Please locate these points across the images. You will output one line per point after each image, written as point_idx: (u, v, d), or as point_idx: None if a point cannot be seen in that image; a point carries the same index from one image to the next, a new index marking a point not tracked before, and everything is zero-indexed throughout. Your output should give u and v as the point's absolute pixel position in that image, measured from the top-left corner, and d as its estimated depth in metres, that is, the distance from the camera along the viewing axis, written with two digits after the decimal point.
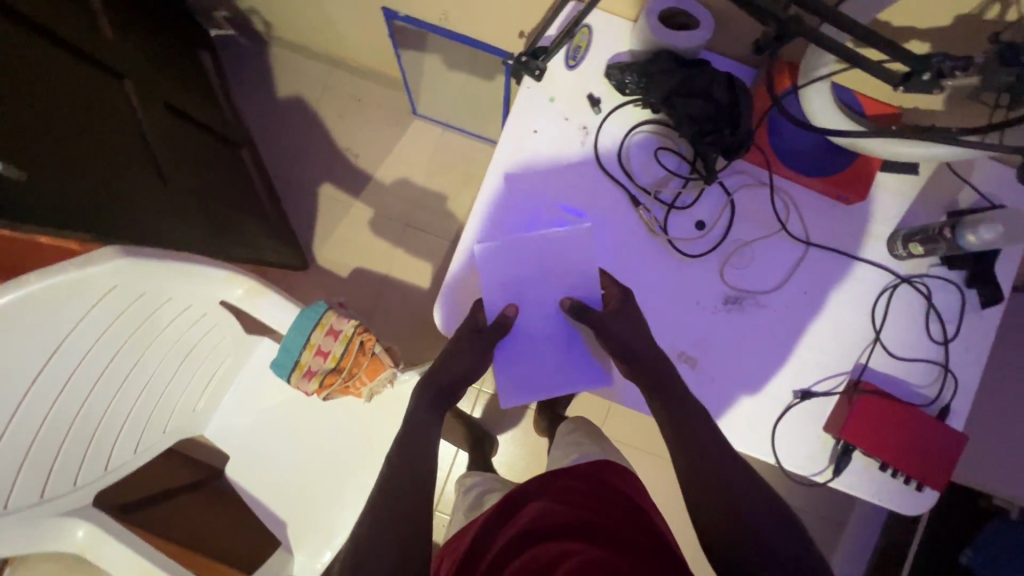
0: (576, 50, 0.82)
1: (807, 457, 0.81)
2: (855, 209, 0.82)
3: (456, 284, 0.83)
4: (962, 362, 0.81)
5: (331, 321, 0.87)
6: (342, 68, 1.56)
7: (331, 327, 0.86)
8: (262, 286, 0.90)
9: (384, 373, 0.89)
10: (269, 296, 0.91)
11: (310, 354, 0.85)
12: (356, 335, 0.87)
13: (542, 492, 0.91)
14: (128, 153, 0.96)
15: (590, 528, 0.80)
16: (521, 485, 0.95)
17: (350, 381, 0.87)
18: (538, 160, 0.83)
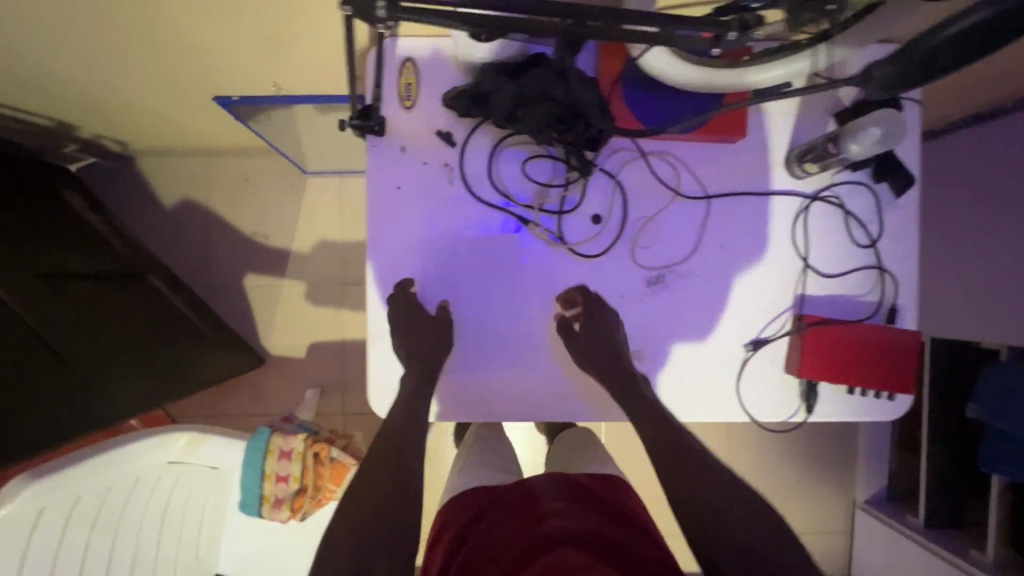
0: (408, 89, 0.76)
1: (779, 403, 0.80)
2: (742, 146, 0.78)
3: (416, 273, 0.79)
4: (895, 257, 0.79)
5: (278, 446, 0.97)
6: (215, 155, 1.47)
7: (280, 450, 0.97)
8: (201, 434, 0.92)
9: (347, 471, 1.01)
10: (211, 440, 0.93)
11: (272, 484, 0.95)
12: (306, 450, 0.99)
13: (552, 494, 0.86)
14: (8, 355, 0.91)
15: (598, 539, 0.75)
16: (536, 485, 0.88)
17: (317, 494, 0.98)
18: (413, 214, 0.78)
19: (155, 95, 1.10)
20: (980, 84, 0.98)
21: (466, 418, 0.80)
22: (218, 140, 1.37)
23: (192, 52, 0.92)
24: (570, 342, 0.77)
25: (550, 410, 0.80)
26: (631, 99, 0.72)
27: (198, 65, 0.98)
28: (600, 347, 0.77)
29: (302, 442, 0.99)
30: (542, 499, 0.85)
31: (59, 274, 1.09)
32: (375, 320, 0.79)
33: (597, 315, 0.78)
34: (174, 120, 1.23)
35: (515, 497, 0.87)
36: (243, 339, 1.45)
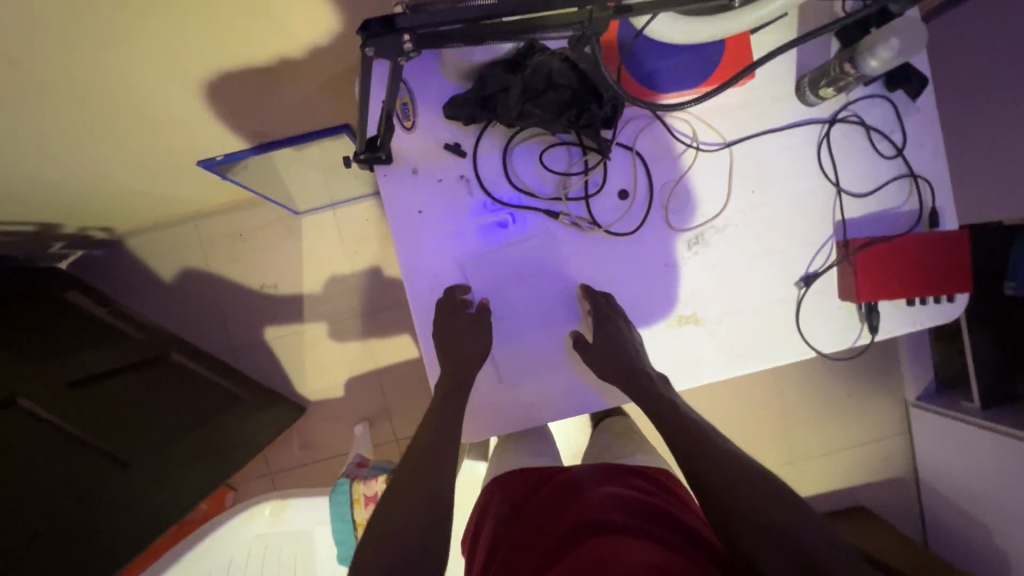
0: (405, 109, 0.73)
1: (842, 331, 0.80)
2: (753, 86, 0.76)
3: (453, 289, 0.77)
4: (924, 160, 0.78)
5: (363, 492, 0.92)
6: (203, 218, 1.43)
7: (365, 496, 0.92)
8: (282, 501, 0.93)
9: None
10: (294, 504, 0.93)
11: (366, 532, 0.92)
12: None
13: (598, 481, 0.72)
14: (71, 474, 0.93)
15: (647, 531, 0.61)
16: (577, 473, 0.76)
17: None
18: (441, 233, 0.76)
19: (135, 175, 1.06)
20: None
21: (541, 421, 0.79)
22: (204, 203, 1.33)
23: (167, 122, 0.88)
24: (588, 358, 0.75)
25: (570, 400, 0.79)
26: (636, 65, 0.70)
27: (174, 135, 0.94)
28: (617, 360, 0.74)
29: (385, 482, 0.94)
30: (585, 487, 0.72)
31: (94, 376, 1.08)
32: (428, 349, 0.78)
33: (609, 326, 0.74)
34: (157, 194, 1.19)
35: (555, 485, 0.74)
36: (275, 393, 1.44)
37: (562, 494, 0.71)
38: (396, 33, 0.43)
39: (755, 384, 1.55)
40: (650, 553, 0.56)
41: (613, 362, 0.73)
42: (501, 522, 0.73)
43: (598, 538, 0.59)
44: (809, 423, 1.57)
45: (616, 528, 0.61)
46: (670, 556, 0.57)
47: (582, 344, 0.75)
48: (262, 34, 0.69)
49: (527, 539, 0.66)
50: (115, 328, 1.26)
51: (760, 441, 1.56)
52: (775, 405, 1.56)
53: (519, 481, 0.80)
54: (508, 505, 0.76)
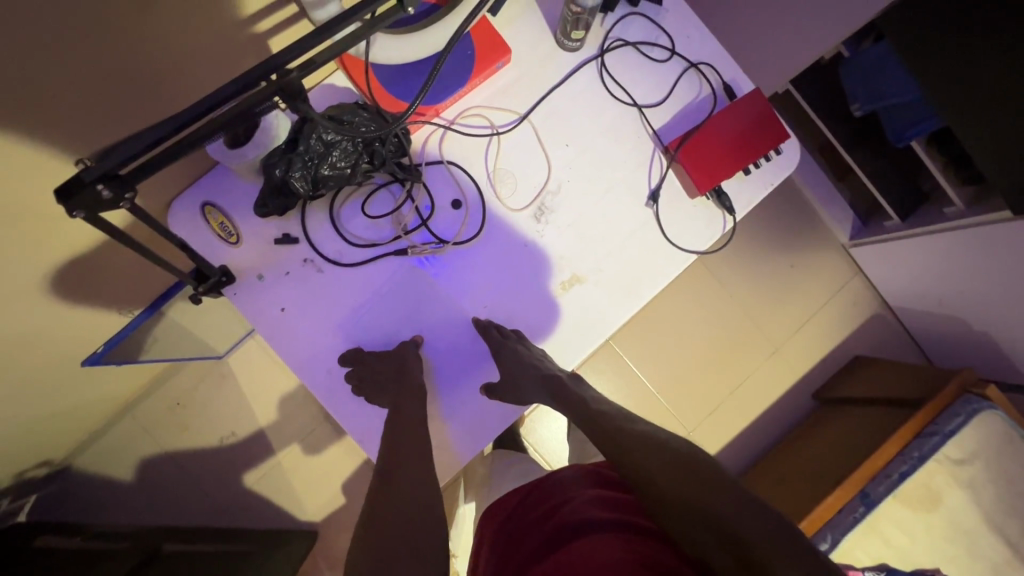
0: (225, 228, 0.75)
1: (706, 224, 0.83)
2: (517, 59, 0.80)
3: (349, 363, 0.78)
4: (696, 48, 0.83)
5: None
6: (132, 405, 1.41)
7: None
8: None
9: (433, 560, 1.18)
10: None
11: None
12: None
13: (572, 480, 0.72)
14: None
15: (617, 520, 0.61)
16: (551, 479, 0.74)
17: None
18: (314, 320, 0.77)
19: (40, 403, 1.05)
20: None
21: (489, 438, 0.80)
22: (124, 391, 1.31)
23: (28, 341, 0.88)
24: (506, 397, 0.76)
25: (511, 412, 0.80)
26: (400, 91, 0.74)
27: (46, 348, 0.93)
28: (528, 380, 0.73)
29: None
30: (555, 492, 0.71)
31: None
32: (353, 426, 0.78)
33: (501, 349, 0.75)
34: (73, 407, 1.17)
35: (532, 498, 0.73)
36: (284, 532, 1.40)
37: (544, 503, 0.70)
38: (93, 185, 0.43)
39: (708, 296, 1.58)
40: (613, 545, 0.56)
41: (518, 386, 0.74)
42: (491, 546, 0.72)
43: (564, 547, 0.59)
44: (773, 309, 1.60)
45: (579, 530, 0.60)
46: (633, 543, 0.57)
47: (495, 391, 0.76)
48: (56, 225, 0.70)
49: (511, 558, 0.66)
50: (91, 550, 1.21)
51: (739, 347, 1.58)
52: (735, 307, 1.59)
53: (509, 498, 0.79)
54: (493, 527, 0.75)
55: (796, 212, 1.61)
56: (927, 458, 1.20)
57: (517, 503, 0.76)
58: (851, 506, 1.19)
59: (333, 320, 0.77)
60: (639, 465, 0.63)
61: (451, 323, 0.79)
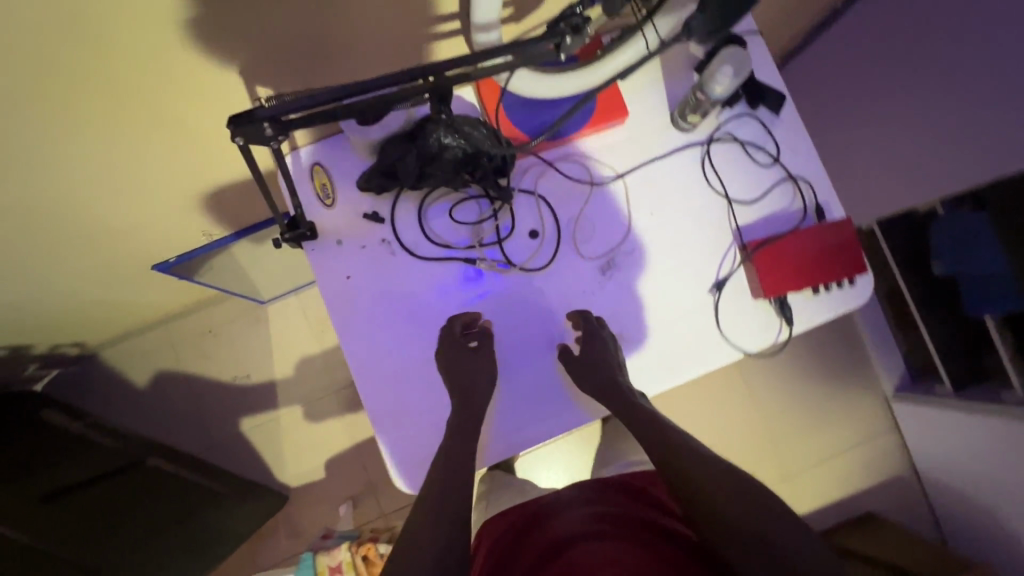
0: (325, 189, 0.81)
1: (761, 329, 0.84)
2: (630, 124, 0.85)
3: (390, 345, 0.81)
4: (799, 163, 0.86)
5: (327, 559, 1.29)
6: (171, 320, 1.48)
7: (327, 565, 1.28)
8: None
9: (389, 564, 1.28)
10: None
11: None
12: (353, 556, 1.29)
13: (574, 502, 0.79)
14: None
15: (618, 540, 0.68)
16: (554, 498, 0.82)
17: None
18: (371, 296, 0.82)
19: (98, 289, 1.13)
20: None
21: (492, 460, 0.82)
22: (170, 303, 1.38)
23: (118, 232, 0.96)
24: (576, 370, 0.79)
25: (536, 424, 0.82)
26: (519, 119, 0.81)
27: (127, 243, 1.01)
28: (602, 367, 0.78)
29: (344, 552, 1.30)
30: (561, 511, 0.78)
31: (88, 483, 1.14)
32: (372, 406, 0.80)
33: (592, 334, 0.79)
34: (124, 302, 1.25)
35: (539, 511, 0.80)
36: (259, 484, 1.42)
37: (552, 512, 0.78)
38: (256, 122, 0.48)
39: (734, 400, 1.55)
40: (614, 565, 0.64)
41: (593, 374, 0.78)
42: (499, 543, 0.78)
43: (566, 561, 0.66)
44: (797, 434, 1.55)
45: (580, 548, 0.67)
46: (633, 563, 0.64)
47: (568, 356, 0.80)
48: (189, 143, 0.78)
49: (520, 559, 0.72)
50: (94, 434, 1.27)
51: (753, 460, 1.54)
52: (760, 420, 1.55)
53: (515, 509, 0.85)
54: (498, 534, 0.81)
55: (845, 346, 1.59)
56: None
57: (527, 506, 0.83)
58: None
59: (391, 302, 0.82)
60: (685, 486, 0.68)
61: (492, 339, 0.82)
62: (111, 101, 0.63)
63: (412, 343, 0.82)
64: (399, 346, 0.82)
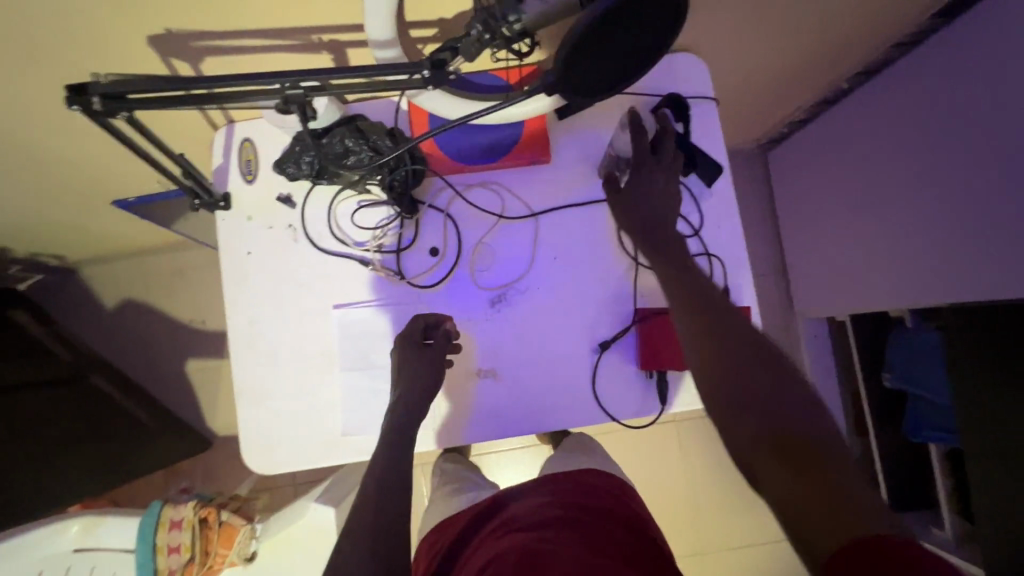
0: (247, 165, 0.84)
1: (639, 400, 0.81)
2: (555, 164, 0.84)
3: (270, 327, 0.83)
4: (719, 241, 0.83)
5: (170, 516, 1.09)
6: (148, 254, 1.57)
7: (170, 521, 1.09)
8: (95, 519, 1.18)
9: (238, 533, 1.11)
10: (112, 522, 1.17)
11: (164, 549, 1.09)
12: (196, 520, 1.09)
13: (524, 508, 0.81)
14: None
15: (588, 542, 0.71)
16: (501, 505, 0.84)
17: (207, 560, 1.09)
18: (264, 276, 0.84)
19: (68, 214, 1.21)
20: (808, 63, 1.05)
21: (338, 462, 0.82)
22: (145, 239, 1.46)
23: (79, 168, 1.02)
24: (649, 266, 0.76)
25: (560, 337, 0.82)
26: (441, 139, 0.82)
27: (92, 178, 1.08)
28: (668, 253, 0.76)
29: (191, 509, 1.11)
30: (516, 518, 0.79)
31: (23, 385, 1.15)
32: (240, 380, 0.83)
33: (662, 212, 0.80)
34: (97, 230, 1.34)
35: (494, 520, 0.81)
36: (188, 424, 1.49)
37: (507, 520, 0.78)
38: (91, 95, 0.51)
39: (664, 462, 1.50)
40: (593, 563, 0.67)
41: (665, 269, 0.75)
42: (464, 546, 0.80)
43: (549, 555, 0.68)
44: (721, 513, 1.49)
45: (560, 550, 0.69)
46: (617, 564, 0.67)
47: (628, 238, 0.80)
48: None
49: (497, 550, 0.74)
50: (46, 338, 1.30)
51: (671, 530, 1.48)
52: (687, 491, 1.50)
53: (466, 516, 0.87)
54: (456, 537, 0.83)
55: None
56: None
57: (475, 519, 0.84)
58: None
59: (281, 286, 0.84)
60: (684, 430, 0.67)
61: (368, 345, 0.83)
62: (40, 55, 0.67)
63: (290, 330, 0.83)
64: (277, 330, 0.83)
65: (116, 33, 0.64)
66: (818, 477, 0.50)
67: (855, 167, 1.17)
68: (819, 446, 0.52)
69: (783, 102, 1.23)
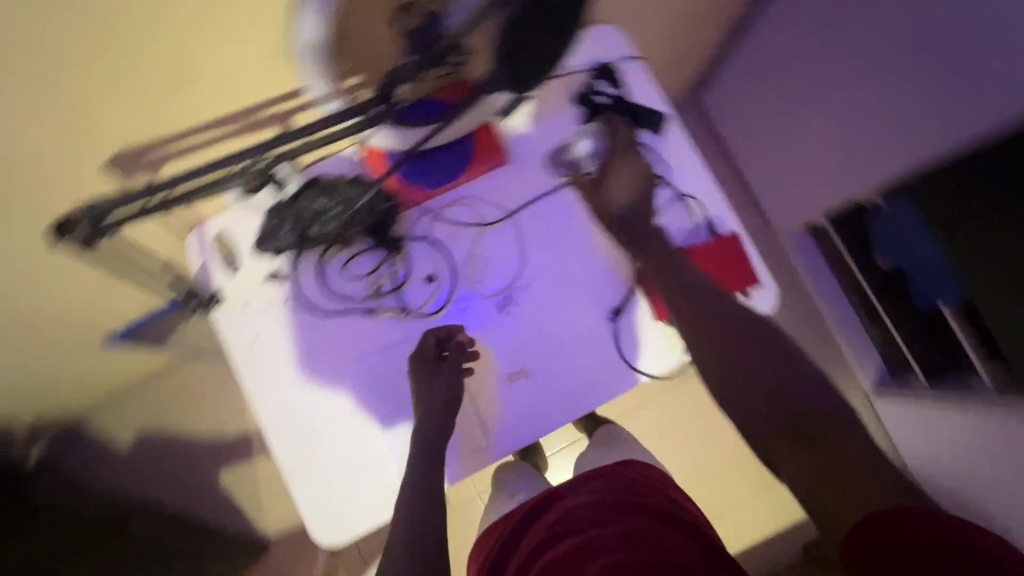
0: (229, 257, 0.86)
1: (668, 351, 0.83)
2: (515, 161, 0.87)
3: (298, 399, 0.84)
4: (688, 182, 0.87)
5: None
6: (147, 382, 1.54)
7: None
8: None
9: None
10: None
11: None
12: None
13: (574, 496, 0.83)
14: None
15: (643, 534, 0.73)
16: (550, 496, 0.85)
17: None
18: (277, 355, 0.85)
19: (59, 367, 1.19)
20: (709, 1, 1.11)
21: None
22: (140, 368, 1.44)
23: (59, 314, 1.01)
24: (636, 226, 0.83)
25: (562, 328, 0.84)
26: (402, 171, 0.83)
27: (75, 322, 1.07)
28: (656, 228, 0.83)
29: None
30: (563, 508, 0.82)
31: None
32: (287, 460, 0.83)
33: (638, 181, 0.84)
34: (91, 374, 1.31)
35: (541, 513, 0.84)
36: (238, 536, 1.46)
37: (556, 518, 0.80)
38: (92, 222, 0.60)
39: (707, 412, 1.52)
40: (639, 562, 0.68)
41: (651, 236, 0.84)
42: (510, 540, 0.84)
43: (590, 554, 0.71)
44: None
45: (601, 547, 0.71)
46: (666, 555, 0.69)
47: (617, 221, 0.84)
48: None
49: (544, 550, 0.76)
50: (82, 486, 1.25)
51: (733, 475, 1.49)
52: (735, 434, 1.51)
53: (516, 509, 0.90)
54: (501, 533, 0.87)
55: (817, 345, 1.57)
56: None
57: (512, 534, 0.85)
58: None
59: (296, 358, 0.84)
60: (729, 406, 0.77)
61: (397, 386, 0.84)
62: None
63: (318, 397, 0.84)
64: (306, 400, 0.84)
65: (65, 167, 0.64)
66: (824, 449, 0.67)
67: (784, 81, 1.22)
68: (825, 428, 0.69)
69: (700, 42, 1.28)
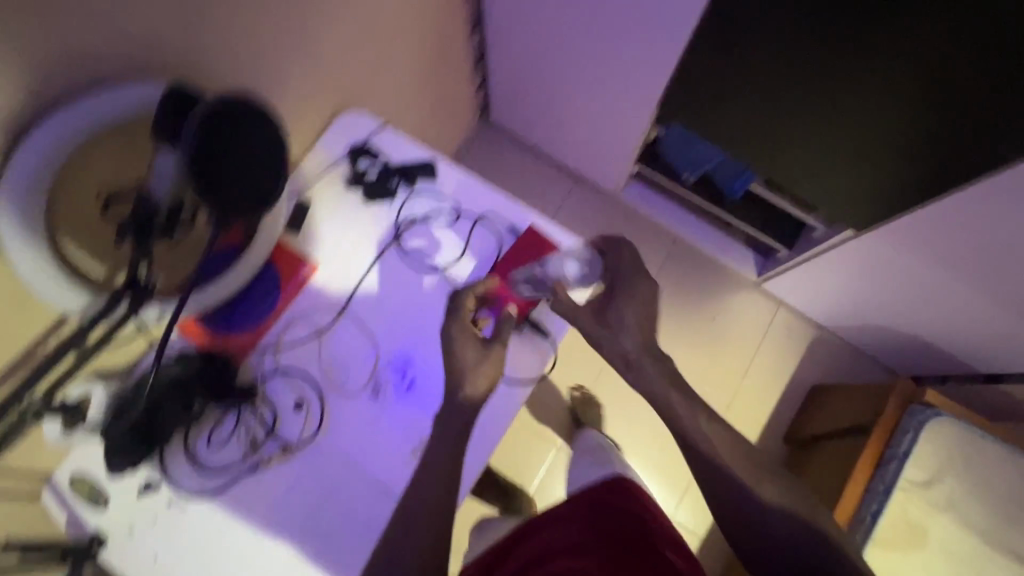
0: (92, 496, 0.81)
1: (535, 351, 0.88)
2: (323, 264, 0.91)
3: None
4: (477, 203, 0.93)
5: None
6: None
7: None
8: None
9: None
10: None
11: None
12: None
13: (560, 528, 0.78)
14: None
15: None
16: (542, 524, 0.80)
17: None
18: (188, 559, 0.81)
19: None
20: (435, 49, 1.22)
21: None
22: None
23: None
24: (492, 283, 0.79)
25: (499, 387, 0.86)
26: (222, 326, 0.84)
27: None
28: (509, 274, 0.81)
29: None
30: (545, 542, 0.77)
31: None
32: None
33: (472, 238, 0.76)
34: None
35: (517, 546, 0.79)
36: None
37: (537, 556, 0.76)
38: None
39: None
40: None
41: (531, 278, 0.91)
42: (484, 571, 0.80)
43: None
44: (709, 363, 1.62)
45: None
46: None
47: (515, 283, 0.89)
48: None
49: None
50: None
51: None
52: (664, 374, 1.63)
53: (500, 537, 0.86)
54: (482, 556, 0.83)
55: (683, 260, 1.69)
56: (892, 487, 1.15)
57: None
58: (860, 518, 1.15)
59: (208, 551, 0.81)
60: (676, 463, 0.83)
61: (317, 519, 0.83)
62: None
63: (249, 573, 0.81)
64: None
65: None
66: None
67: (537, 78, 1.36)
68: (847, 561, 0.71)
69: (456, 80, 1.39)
